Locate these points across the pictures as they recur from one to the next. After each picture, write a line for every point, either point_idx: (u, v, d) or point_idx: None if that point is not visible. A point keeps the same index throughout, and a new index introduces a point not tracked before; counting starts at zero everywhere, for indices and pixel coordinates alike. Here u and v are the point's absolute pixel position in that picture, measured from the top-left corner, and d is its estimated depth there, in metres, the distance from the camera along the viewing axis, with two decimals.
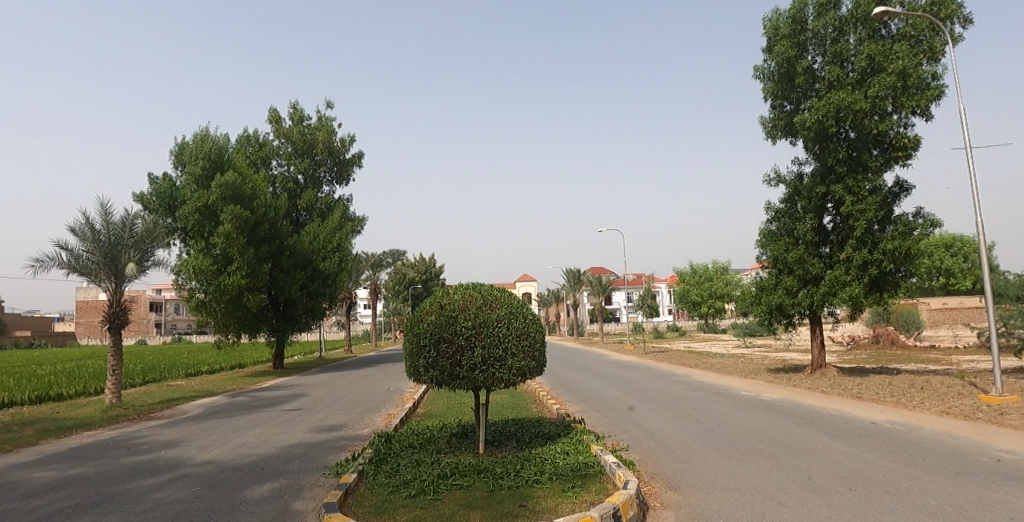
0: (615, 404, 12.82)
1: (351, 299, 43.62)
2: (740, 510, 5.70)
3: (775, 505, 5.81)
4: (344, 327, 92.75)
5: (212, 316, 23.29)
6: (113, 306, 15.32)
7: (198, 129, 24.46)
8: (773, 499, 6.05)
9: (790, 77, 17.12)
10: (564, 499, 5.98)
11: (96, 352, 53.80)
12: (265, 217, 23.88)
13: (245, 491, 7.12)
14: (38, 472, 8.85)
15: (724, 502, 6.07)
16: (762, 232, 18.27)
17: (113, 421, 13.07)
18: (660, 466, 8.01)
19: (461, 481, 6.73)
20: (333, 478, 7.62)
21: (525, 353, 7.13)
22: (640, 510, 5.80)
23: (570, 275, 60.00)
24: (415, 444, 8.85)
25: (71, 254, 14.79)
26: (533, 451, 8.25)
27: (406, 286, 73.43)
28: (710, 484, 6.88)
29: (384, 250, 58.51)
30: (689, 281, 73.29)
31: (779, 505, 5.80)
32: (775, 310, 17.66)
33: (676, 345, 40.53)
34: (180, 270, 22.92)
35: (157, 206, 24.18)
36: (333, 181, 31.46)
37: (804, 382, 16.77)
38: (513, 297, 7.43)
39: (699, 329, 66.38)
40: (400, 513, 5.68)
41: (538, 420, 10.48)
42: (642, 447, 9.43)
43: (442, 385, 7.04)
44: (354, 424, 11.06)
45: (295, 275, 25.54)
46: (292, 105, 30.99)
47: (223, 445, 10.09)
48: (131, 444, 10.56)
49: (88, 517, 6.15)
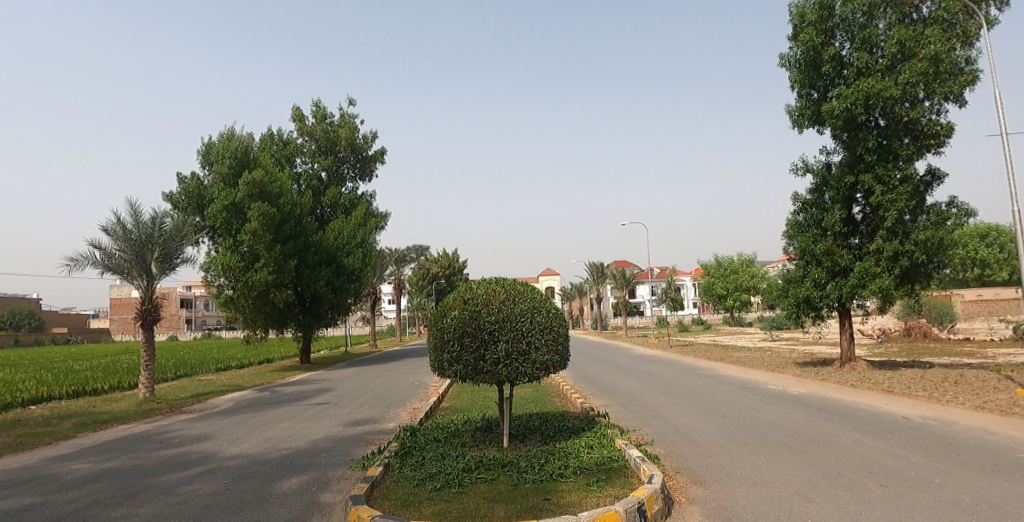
0: (639, 397, 12.77)
1: (376, 295, 44.27)
2: (766, 506, 5.62)
3: (803, 501, 5.72)
4: (369, 321, 94.60)
5: (241, 312, 23.74)
6: (145, 304, 15.70)
7: (224, 128, 24.81)
8: (801, 495, 5.96)
9: (817, 65, 16.72)
10: (589, 493, 5.97)
11: (124, 348, 55.27)
12: (291, 215, 24.29)
13: (275, 484, 7.26)
14: (76, 465, 9.17)
15: (751, 497, 6.00)
16: (788, 224, 17.91)
17: (147, 414, 13.43)
18: (684, 461, 7.94)
19: (485, 475, 6.78)
20: (359, 471, 7.77)
21: (548, 347, 7.13)
22: (666, 505, 5.74)
23: (592, 270, 58.84)
24: (439, 438, 8.90)
25: (104, 253, 15.14)
26: (557, 445, 8.26)
27: (430, 281, 74.38)
28: (736, 479, 6.81)
29: (407, 246, 58.95)
30: (714, 273, 72.04)
31: (808, 501, 5.71)
32: (803, 302, 17.34)
33: (702, 338, 40.26)
34: (209, 267, 23.36)
35: (187, 204, 24.58)
36: (356, 177, 31.68)
37: (833, 376, 16.45)
38: (537, 292, 7.44)
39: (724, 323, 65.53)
40: (425, 505, 5.74)
41: (561, 414, 10.48)
42: (668, 441, 9.37)
43: (466, 379, 7.09)
44: (381, 418, 11.17)
45: (320, 271, 25.91)
46: (314, 103, 31.24)
47: (253, 438, 10.32)
48: (164, 438, 10.84)
49: (123, 509, 6.36)
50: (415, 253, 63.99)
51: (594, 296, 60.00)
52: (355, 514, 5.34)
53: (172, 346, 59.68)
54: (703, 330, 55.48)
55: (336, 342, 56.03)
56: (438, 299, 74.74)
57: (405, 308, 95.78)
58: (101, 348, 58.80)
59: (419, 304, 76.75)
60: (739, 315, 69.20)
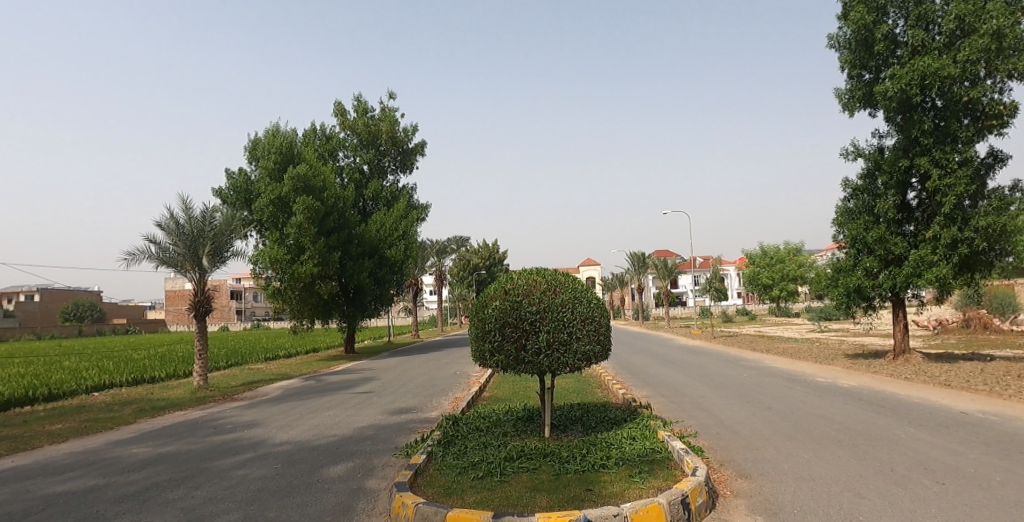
0: (681, 388, 12.59)
1: (417, 286, 44.89)
2: (815, 501, 5.46)
3: (854, 497, 5.53)
4: (412, 311, 96.27)
5: (288, 303, 24.43)
6: (198, 295, 16.32)
7: (269, 124, 25.44)
8: (852, 490, 5.77)
9: (868, 44, 16.00)
10: (632, 485, 5.92)
11: (182, 337, 57.82)
12: (334, 208, 24.81)
13: (322, 470, 7.45)
14: (136, 449, 9.64)
15: (799, 492, 5.84)
16: (838, 211, 17.25)
17: (201, 401, 14.00)
18: (729, 454, 7.78)
19: (527, 464, 6.80)
20: (403, 459, 7.90)
21: (590, 337, 7.08)
22: (710, 498, 5.64)
23: (633, 260, 58.04)
24: (481, 427, 8.98)
25: (159, 247, 15.79)
26: (599, 436, 8.22)
27: (471, 272, 74.97)
28: (783, 473, 6.64)
29: (448, 238, 59.48)
30: (759, 263, 70.17)
31: (859, 497, 5.52)
32: (854, 292, 16.72)
33: (746, 329, 39.39)
34: (257, 260, 24.09)
35: (235, 200, 25.35)
36: (397, 170, 32.06)
37: (885, 368, 15.84)
38: (578, 282, 7.39)
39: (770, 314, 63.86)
40: (468, 494, 5.79)
41: (603, 405, 10.41)
42: (711, 433, 9.21)
43: (508, 369, 7.11)
44: (423, 407, 11.32)
45: (363, 263, 26.42)
46: (355, 97, 31.71)
47: (301, 425, 10.64)
48: (217, 424, 11.28)
49: (180, 492, 6.65)
50: (455, 244, 64.51)
51: (635, 286, 59.32)
52: (400, 501, 5.43)
53: (225, 335, 62.12)
54: (748, 321, 54.20)
55: (380, 332, 57.25)
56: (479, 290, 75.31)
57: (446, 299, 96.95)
58: (161, 337, 61.67)
59: (460, 295, 77.50)
60: (786, 305, 67.30)
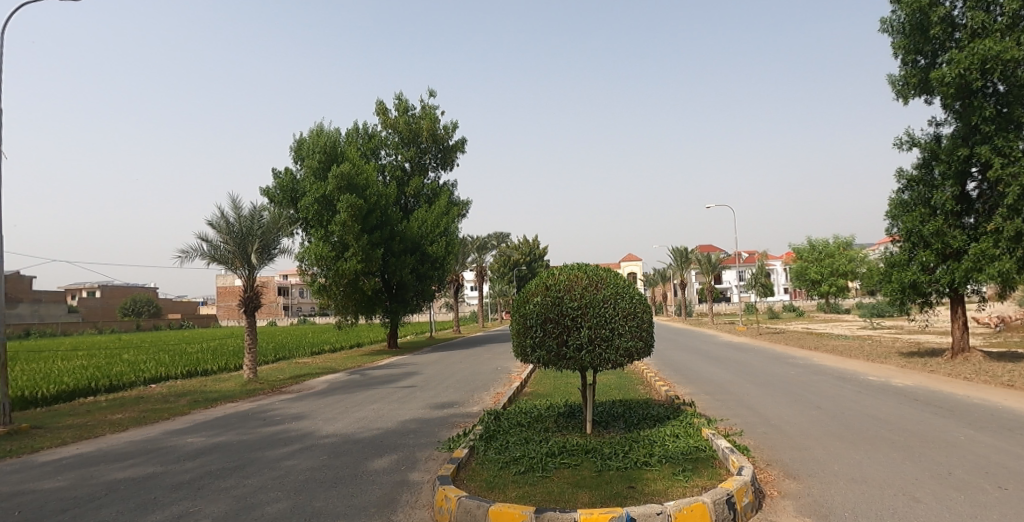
0: (725, 386, 12.34)
1: (459, 282, 45.29)
2: (866, 504, 5.28)
3: (908, 500, 5.32)
4: (453, 307, 97.35)
5: (333, 299, 25.03)
6: (248, 291, 16.88)
7: (313, 124, 26.04)
8: (907, 493, 5.55)
9: (924, 28, 15.30)
10: (675, 483, 5.84)
11: (236, 332, 60.00)
12: (377, 206, 25.25)
13: (367, 462, 7.61)
14: (191, 438, 10.06)
15: (850, 494, 5.66)
16: (892, 203, 16.60)
17: (251, 394, 14.50)
18: (776, 453, 7.59)
19: (569, 460, 6.79)
20: (446, 452, 8.00)
21: (632, 333, 6.99)
22: (757, 498, 5.52)
23: (676, 255, 57.19)
24: (522, 422, 9.00)
25: (211, 245, 16.37)
26: (642, 433, 8.14)
27: (511, 268, 75.31)
28: (833, 474, 6.44)
29: (488, 234, 59.79)
30: (807, 257, 68.02)
31: (914, 500, 5.31)
32: (909, 288, 16.06)
33: (795, 326, 38.24)
34: (303, 257, 24.74)
35: (281, 198, 26.06)
36: (438, 167, 32.36)
37: (943, 367, 15.15)
38: (620, 277, 7.32)
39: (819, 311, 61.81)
40: (510, 488, 5.82)
41: (645, 402, 10.29)
42: (758, 431, 9.01)
43: (549, 365, 7.09)
44: (465, 401, 11.42)
45: (405, 259, 26.83)
46: (396, 96, 32.15)
47: (346, 418, 10.89)
48: (266, 416, 11.65)
49: (232, 480, 6.90)
50: (496, 240, 64.86)
51: (678, 282, 58.39)
52: (442, 494, 5.49)
53: (275, 330, 64.07)
54: (796, 317, 52.62)
55: (422, 327, 58.01)
56: (519, 285, 75.50)
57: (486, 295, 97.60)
58: (214, 331, 64.03)
59: (500, 291, 77.88)
60: (836, 301, 65.08)
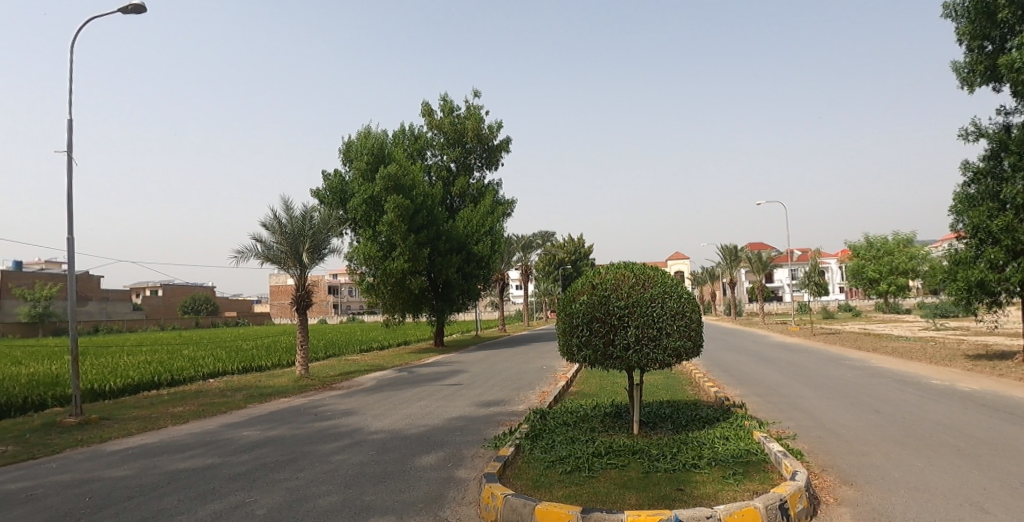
0: (777, 388, 11.98)
1: (504, 281, 45.50)
2: (930, 514, 5.04)
3: (976, 511, 5.05)
4: (498, 306, 98.03)
5: (380, 298, 25.58)
6: (300, 290, 17.41)
7: (361, 127, 26.63)
8: (974, 504, 5.26)
9: (991, 12, 14.44)
10: (725, 486, 5.71)
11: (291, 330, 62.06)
12: (423, 206, 25.62)
13: (414, 458, 7.74)
14: (247, 431, 10.47)
15: (912, 502, 5.41)
16: (956, 197, 15.78)
17: (303, 389, 14.96)
18: (832, 458, 7.33)
19: (616, 460, 6.73)
20: (492, 450, 8.05)
21: (681, 333, 6.86)
22: (811, 504, 5.34)
23: (725, 253, 55.84)
24: (568, 422, 8.97)
25: (265, 245, 16.96)
26: (690, 435, 7.99)
27: (557, 267, 75.29)
28: (893, 481, 6.17)
29: (533, 233, 59.89)
30: (865, 255, 65.26)
31: (983, 511, 5.03)
32: (976, 286, 15.22)
33: (851, 326, 36.77)
34: (352, 257, 25.35)
35: (331, 199, 26.78)
36: (483, 167, 32.56)
37: (1015, 371, 14.27)
38: (668, 276, 7.20)
39: (877, 311, 59.19)
40: (556, 487, 5.82)
41: (694, 403, 10.10)
42: (812, 435, 8.72)
43: (595, 364, 7.05)
44: (511, 400, 11.47)
45: (451, 258, 27.16)
46: (442, 97, 32.53)
47: (394, 415, 11.10)
48: (317, 411, 12.00)
49: (285, 473, 7.15)
50: (541, 239, 64.95)
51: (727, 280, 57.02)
52: (489, 492, 5.53)
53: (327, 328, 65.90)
54: (853, 318, 50.55)
55: (468, 326, 58.60)
56: (565, 284, 75.23)
57: (530, 294, 97.81)
58: (270, 329, 66.43)
59: (545, 290, 77.93)
60: (896, 300, 62.13)
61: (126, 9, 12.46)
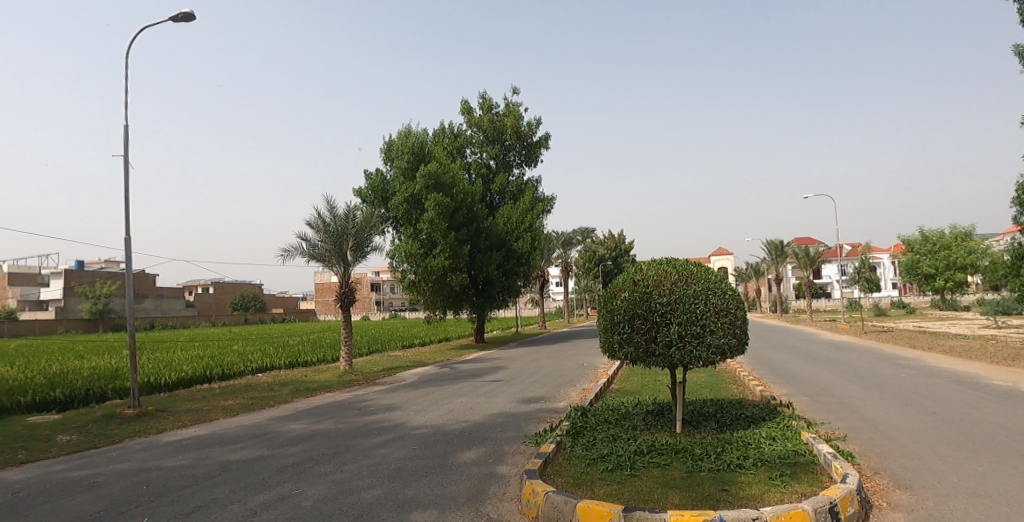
0: (826, 387, 11.62)
1: (544, 277, 45.46)
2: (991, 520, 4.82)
3: None
4: (537, 303, 98.06)
5: (422, 295, 25.98)
6: (344, 287, 17.82)
7: (401, 126, 27.03)
8: None
9: None
10: (772, 488, 5.59)
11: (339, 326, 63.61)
12: (463, 203, 25.84)
13: (456, 453, 7.85)
14: (294, 425, 10.80)
15: (973, 509, 5.18)
16: (1020, 188, 14.95)
17: (347, 384, 15.33)
18: (885, 461, 7.08)
19: (658, 459, 6.67)
20: (532, 447, 8.09)
21: (725, 330, 6.73)
22: (863, 508, 5.19)
23: (770, 247, 54.33)
24: (610, 420, 8.93)
25: (310, 243, 17.43)
26: (735, 434, 7.85)
27: (597, 263, 74.87)
28: (951, 486, 5.92)
29: (573, 229, 59.65)
30: (920, 250, 62.44)
31: None
32: None
33: (906, 324, 35.24)
34: (394, 254, 25.80)
35: (372, 198, 27.30)
36: (523, 164, 32.59)
37: None
38: (712, 272, 7.08)
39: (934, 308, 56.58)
40: (597, 485, 5.81)
41: (738, 402, 9.91)
42: (864, 437, 8.44)
43: (637, 362, 7.00)
44: (552, 397, 11.48)
45: (491, 255, 27.34)
46: (480, 95, 32.71)
47: (435, 410, 11.27)
48: (361, 406, 12.28)
49: (330, 466, 7.36)
50: (581, 235, 64.68)
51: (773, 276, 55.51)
52: (530, 488, 5.56)
53: (371, 324, 67.24)
54: (907, 315, 48.45)
55: (509, 322, 58.80)
56: (605, 281, 74.61)
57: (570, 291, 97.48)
58: (316, 325, 68.21)
59: (586, 287, 77.55)
60: (954, 297, 59.25)
61: (176, 17, 12.98)
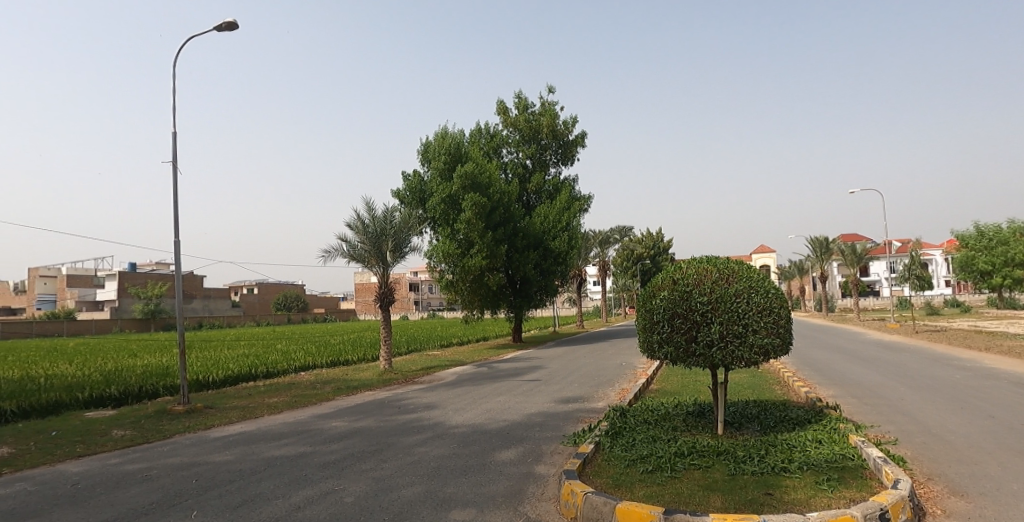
0: (876, 389, 11.23)
1: (581, 276, 45.20)
2: None
3: None
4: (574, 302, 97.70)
5: (459, 294, 26.25)
6: (383, 287, 18.14)
7: (438, 128, 27.34)
8: None
9: None
10: (819, 493, 5.45)
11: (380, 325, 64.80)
12: (500, 203, 25.95)
13: (494, 452, 7.92)
14: (336, 422, 11.07)
15: None
16: None
17: (387, 383, 15.61)
18: (939, 466, 6.81)
19: (699, 461, 6.59)
20: (571, 447, 8.09)
21: (769, 330, 6.59)
22: (915, 516, 5.01)
23: (814, 244, 52.73)
24: (649, 420, 8.85)
25: (350, 244, 17.80)
26: (779, 436, 7.67)
27: (634, 262, 74.15)
28: (1011, 494, 5.66)
29: (611, 228, 59.16)
30: (976, 245, 59.53)
31: None
32: None
33: (962, 323, 33.69)
34: (432, 255, 26.12)
35: (410, 199, 27.71)
36: (559, 162, 32.52)
37: None
38: (754, 270, 6.94)
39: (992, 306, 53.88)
40: (637, 487, 5.78)
41: (783, 403, 9.68)
42: (917, 441, 8.14)
43: (678, 362, 6.93)
44: (590, 397, 11.44)
45: (528, 254, 27.38)
46: (516, 94, 32.80)
47: (473, 409, 11.37)
48: (401, 404, 12.49)
49: (371, 462, 7.53)
50: (618, 233, 64.11)
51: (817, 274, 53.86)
52: (569, 488, 5.57)
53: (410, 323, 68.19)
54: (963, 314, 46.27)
55: (546, 322, 58.62)
56: (642, 279, 73.82)
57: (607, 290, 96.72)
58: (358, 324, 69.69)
59: (624, 286, 76.88)
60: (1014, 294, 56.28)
61: (222, 26, 13.46)
